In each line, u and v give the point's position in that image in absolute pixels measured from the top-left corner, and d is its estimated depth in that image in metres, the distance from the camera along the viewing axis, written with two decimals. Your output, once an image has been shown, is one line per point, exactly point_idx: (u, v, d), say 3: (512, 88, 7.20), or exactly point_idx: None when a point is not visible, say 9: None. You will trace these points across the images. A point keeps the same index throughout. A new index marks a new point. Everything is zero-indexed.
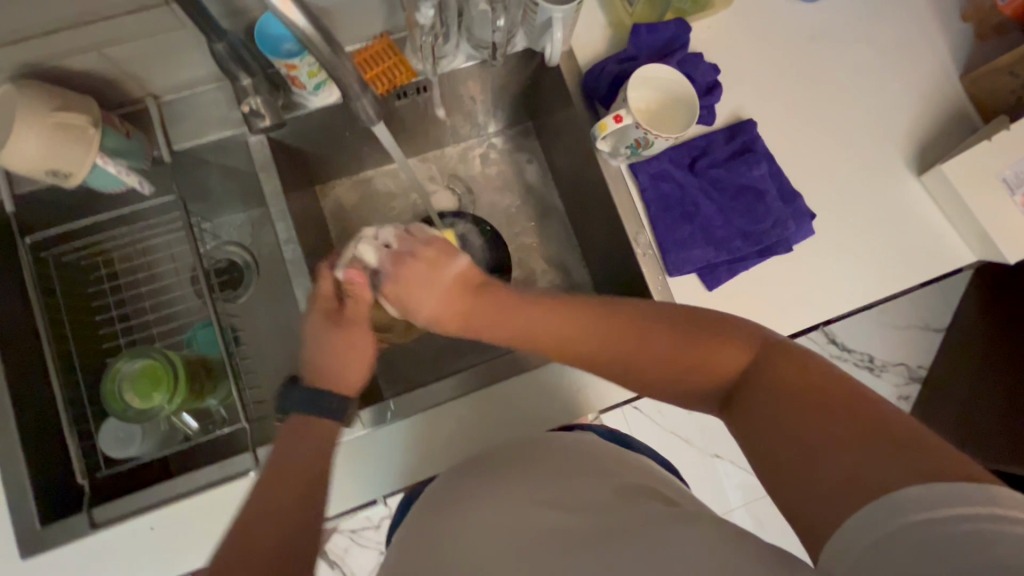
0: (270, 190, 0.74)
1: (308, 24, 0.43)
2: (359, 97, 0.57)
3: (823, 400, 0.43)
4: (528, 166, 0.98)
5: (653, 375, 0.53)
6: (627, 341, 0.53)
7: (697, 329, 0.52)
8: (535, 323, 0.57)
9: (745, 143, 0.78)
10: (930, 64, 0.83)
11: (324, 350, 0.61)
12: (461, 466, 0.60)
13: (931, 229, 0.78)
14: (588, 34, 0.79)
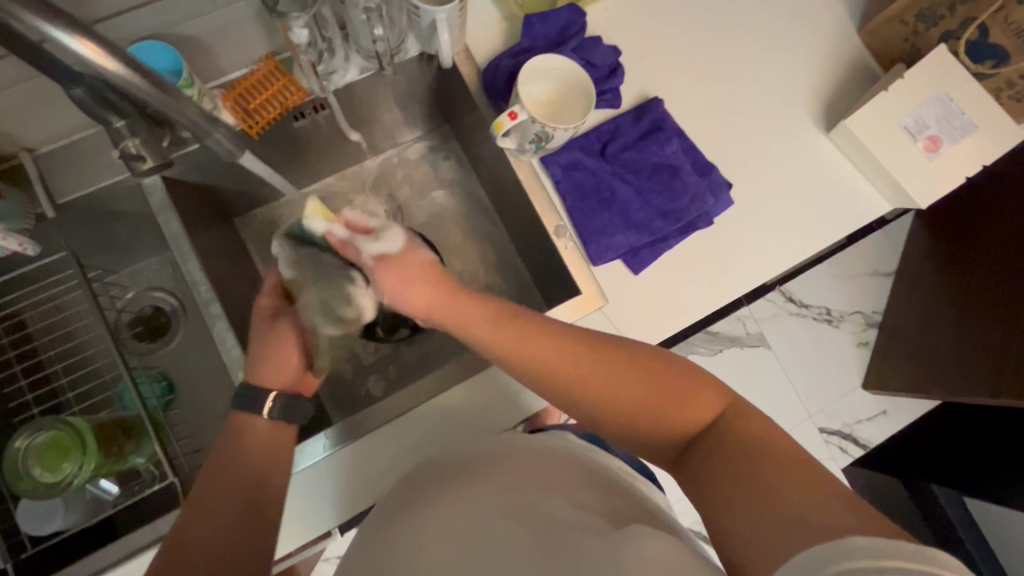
0: (172, 233, 0.71)
1: (123, 70, 0.42)
2: (212, 133, 0.54)
3: (777, 457, 0.44)
4: (446, 163, 0.95)
5: (622, 410, 0.51)
6: (609, 385, 0.51)
7: (692, 378, 0.51)
8: (523, 346, 0.55)
9: (654, 122, 0.77)
10: (827, 20, 0.83)
11: (261, 343, 0.65)
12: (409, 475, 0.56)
13: (847, 184, 0.79)
14: (483, 30, 0.77)
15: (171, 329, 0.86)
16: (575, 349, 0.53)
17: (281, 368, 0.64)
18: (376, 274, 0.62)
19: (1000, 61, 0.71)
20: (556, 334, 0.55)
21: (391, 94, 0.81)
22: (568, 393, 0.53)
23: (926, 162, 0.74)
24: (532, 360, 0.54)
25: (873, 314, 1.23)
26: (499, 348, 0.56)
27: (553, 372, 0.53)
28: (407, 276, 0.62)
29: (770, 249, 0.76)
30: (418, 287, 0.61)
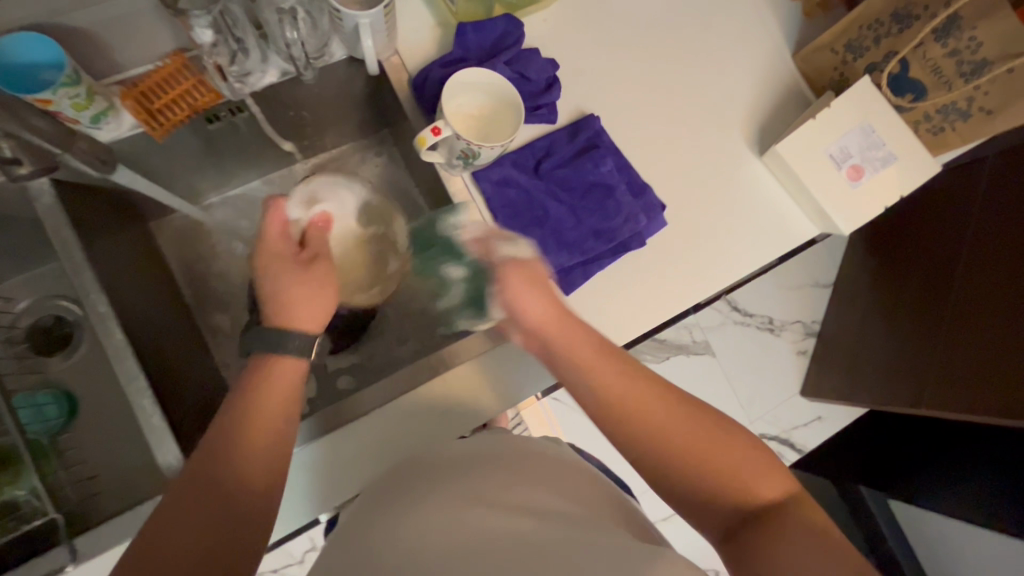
0: (62, 242, 0.65)
1: None
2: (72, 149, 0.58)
3: (836, 555, 0.41)
4: (376, 160, 0.92)
5: (687, 464, 0.48)
6: (679, 431, 0.49)
7: (760, 455, 0.49)
8: (608, 377, 0.53)
9: (589, 139, 0.76)
10: (763, 44, 0.84)
11: (282, 282, 0.59)
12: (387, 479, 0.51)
13: (777, 209, 0.80)
14: (416, 36, 0.74)
15: (73, 341, 0.79)
16: (656, 391, 0.52)
17: (318, 302, 0.59)
18: (505, 265, 0.63)
19: (918, 95, 0.73)
20: (643, 374, 0.53)
21: (316, 99, 0.77)
22: (625, 420, 0.51)
23: (849, 190, 0.76)
24: (611, 387, 0.53)
25: (812, 324, 1.35)
26: (578, 363, 0.55)
27: (628, 404, 0.51)
28: (535, 283, 0.62)
29: (702, 271, 0.77)
30: (532, 301, 0.61)
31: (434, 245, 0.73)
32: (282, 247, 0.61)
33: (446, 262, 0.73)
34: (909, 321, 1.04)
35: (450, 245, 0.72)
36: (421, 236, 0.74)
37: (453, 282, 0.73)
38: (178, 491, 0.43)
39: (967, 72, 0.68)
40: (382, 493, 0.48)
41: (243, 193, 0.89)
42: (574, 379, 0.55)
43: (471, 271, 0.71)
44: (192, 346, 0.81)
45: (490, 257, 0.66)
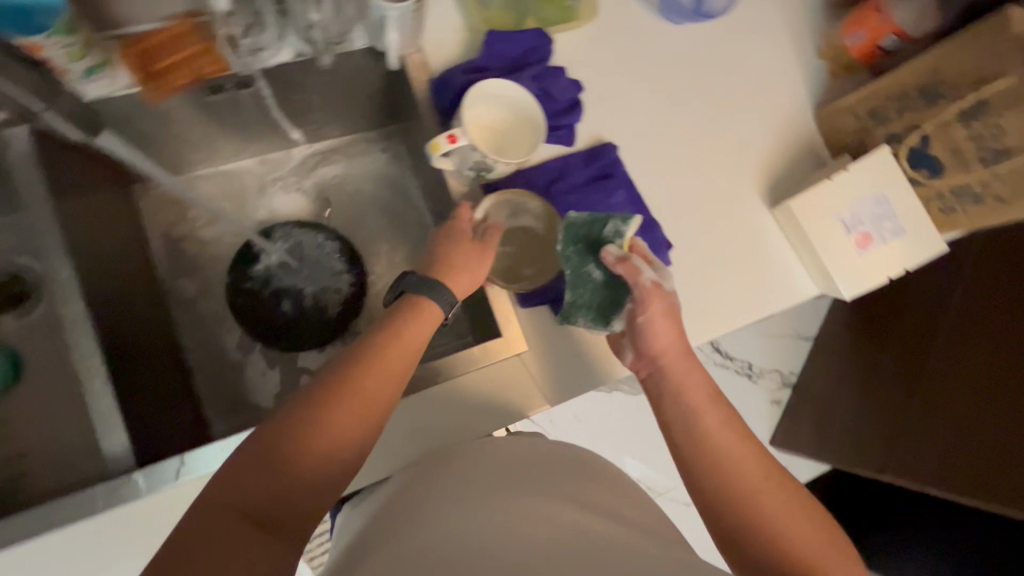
0: (32, 197, 0.60)
1: None
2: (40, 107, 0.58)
3: None
4: (381, 156, 0.89)
5: (769, 529, 0.49)
6: (758, 478, 0.52)
7: (840, 546, 0.49)
8: (711, 425, 0.54)
9: (603, 168, 0.74)
10: (788, 96, 0.83)
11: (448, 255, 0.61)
12: (431, 484, 0.57)
13: (781, 264, 0.79)
14: (442, 36, 0.71)
15: (30, 300, 0.72)
16: (754, 452, 0.53)
17: (472, 273, 0.62)
18: (650, 293, 0.58)
19: (933, 171, 0.73)
20: (738, 422, 0.55)
21: (328, 86, 0.73)
22: (707, 455, 0.53)
23: (855, 257, 0.75)
24: (708, 426, 0.54)
25: (788, 374, 1.34)
26: (678, 394, 0.57)
27: (718, 444, 0.53)
28: (670, 314, 0.59)
29: (699, 317, 0.75)
30: (665, 329, 0.58)
31: (581, 243, 0.61)
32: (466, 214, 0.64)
33: (587, 262, 0.61)
34: (891, 386, 1.08)
35: (600, 248, 0.61)
36: (571, 232, 0.61)
37: (587, 284, 0.61)
38: (270, 433, 0.46)
39: (987, 157, 0.68)
40: (414, 498, 0.56)
41: (237, 170, 0.85)
42: (672, 409, 0.56)
43: (606, 281, 0.61)
44: (160, 323, 0.76)
45: (636, 278, 0.59)
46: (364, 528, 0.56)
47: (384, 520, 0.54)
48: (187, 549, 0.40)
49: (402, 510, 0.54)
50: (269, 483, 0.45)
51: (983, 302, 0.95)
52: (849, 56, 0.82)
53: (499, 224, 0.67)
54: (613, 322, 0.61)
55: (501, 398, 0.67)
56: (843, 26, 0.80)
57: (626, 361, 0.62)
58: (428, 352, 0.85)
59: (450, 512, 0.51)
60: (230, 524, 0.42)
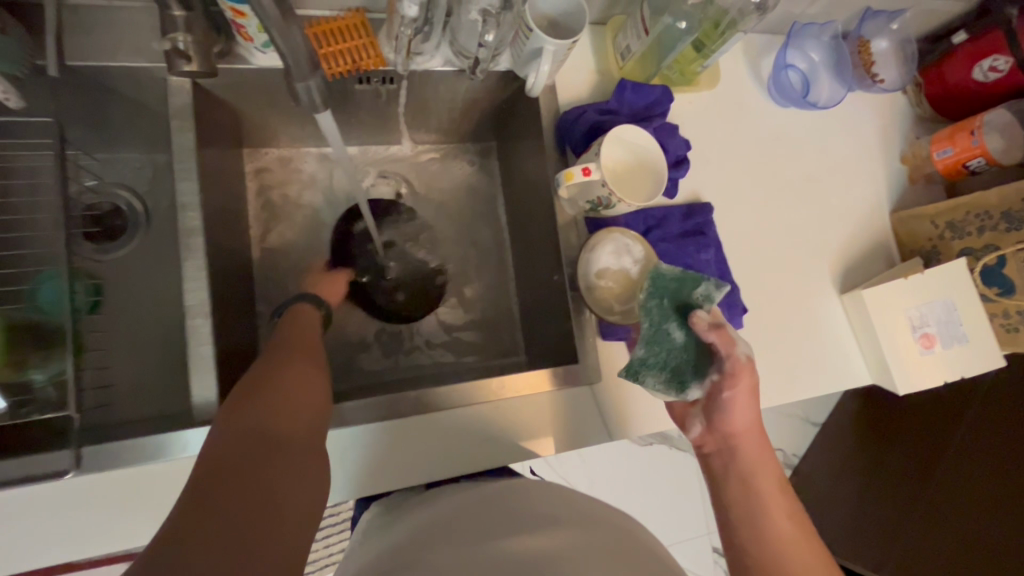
0: (180, 141, 0.63)
1: None
2: (306, 77, 0.51)
3: None
4: (475, 168, 0.92)
5: None
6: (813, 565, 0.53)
7: None
8: (770, 505, 0.57)
9: (698, 225, 0.78)
10: (872, 192, 0.88)
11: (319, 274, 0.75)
12: (485, 501, 0.59)
13: (840, 348, 0.82)
14: (574, 75, 0.76)
15: (125, 236, 0.75)
16: (811, 537, 0.55)
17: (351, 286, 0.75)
18: (740, 370, 0.60)
19: (1005, 291, 0.78)
20: (801, 513, 0.57)
21: (458, 97, 0.78)
22: (777, 551, 0.54)
23: (919, 356, 0.78)
24: (776, 515, 0.56)
25: (792, 456, 1.37)
26: (754, 486, 0.58)
27: (789, 543, 0.54)
28: (751, 394, 0.61)
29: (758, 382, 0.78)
30: (743, 410, 0.61)
31: (667, 298, 0.63)
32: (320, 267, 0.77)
33: (669, 321, 0.62)
34: (891, 488, 1.10)
35: (689, 310, 0.62)
36: (658, 282, 0.63)
37: (665, 343, 0.62)
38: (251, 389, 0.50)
39: None
40: (460, 517, 0.57)
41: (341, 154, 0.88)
42: (741, 492, 0.58)
43: (686, 344, 0.62)
44: (246, 285, 0.78)
45: (732, 351, 0.60)
46: (402, 540, 0.56)
47: (429, 535, 0.55)
48: (170, 521, 0.37)
49: (447, 531, 0.54)
50: (237, 442, 0.44)
51: (992, 434, 0.95)
52: (932, 167, 0.86)
53: (603, 257, 0.71)
54: (687, 391, 0.61)
55: (565, 419, 0.71)
56: (932, 140, 0.85)
57: (690, 434, 0.64)
58: (485, 363, 0.86)
59: (500, 533, 0.52)
60: (209, 491, 0.39)
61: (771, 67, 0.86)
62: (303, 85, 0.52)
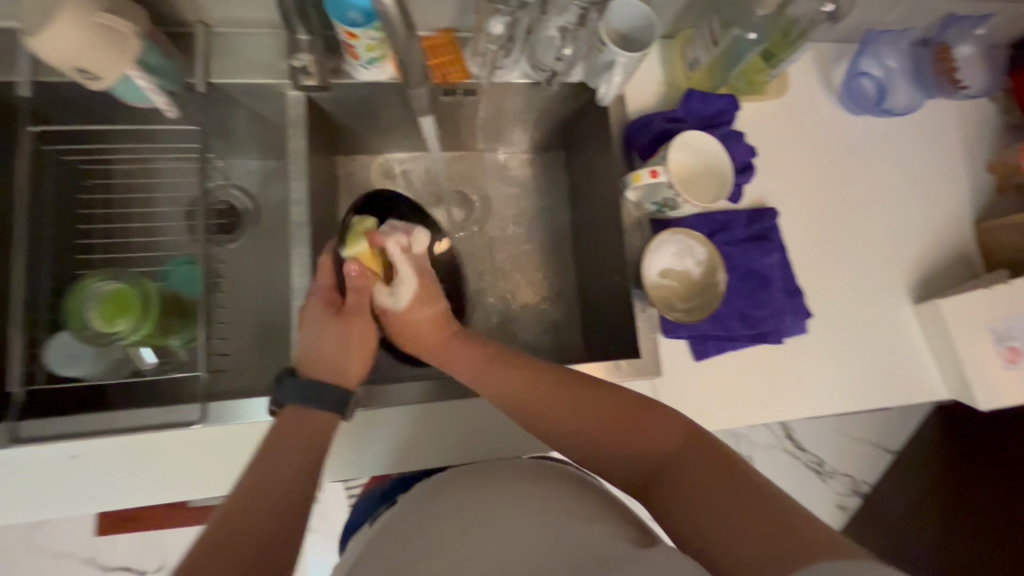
0: (295, 147, 0.73)
1: None
2: (418, 85, 0.56)
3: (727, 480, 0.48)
4: (543, 174, 0.97)
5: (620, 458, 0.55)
6: (594, 421, 0.56)
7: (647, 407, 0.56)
8: (528, 395, 0.59)
9: (763, 229, 0.79)
10: (951, 200, 0.85)
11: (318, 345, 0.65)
12: (427, 490, 0.57)
13: (913, 359, 0.80)
14: (643, 85, 0.81)
15: (236, 229, 0.84)
16: (547, 386, 0.59)
17: (363, 355, 0.67)
18: (394, 314, 0.68)
19: None
20: (541, 375, 0.60)
21: (532, 107, 0.84)
22: (572, 432, 0.57)
23: (1002, 370, 0.75)
24: (554, 411, 0.58)
25: (860, 483, 1.38)
26: (543, 412, 0.58)
27: (605, 441, 0.56)
28: (433, 321, 0.68)
29: (823, 386, 0.78)
30: (423, 331, 0.68)
31: None
32: (328, 297, 0.68)
33: None
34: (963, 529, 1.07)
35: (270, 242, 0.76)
36: None
37: None
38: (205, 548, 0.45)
39: None
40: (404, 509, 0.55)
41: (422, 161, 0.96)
42: (520, 401, 0.60)
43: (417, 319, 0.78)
44: None
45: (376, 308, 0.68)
46: (378, 529, 0.55)
47: (409, 515, 0.53)
48: None
49: (427, 507, 0.53)
50: None
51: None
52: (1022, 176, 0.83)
53: (666, 258, 0.74)
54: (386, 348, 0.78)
55: None
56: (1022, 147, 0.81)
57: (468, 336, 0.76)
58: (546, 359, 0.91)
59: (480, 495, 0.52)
60: None
61: (844, 75, 0.86)
62: (414, 92, 0.58)
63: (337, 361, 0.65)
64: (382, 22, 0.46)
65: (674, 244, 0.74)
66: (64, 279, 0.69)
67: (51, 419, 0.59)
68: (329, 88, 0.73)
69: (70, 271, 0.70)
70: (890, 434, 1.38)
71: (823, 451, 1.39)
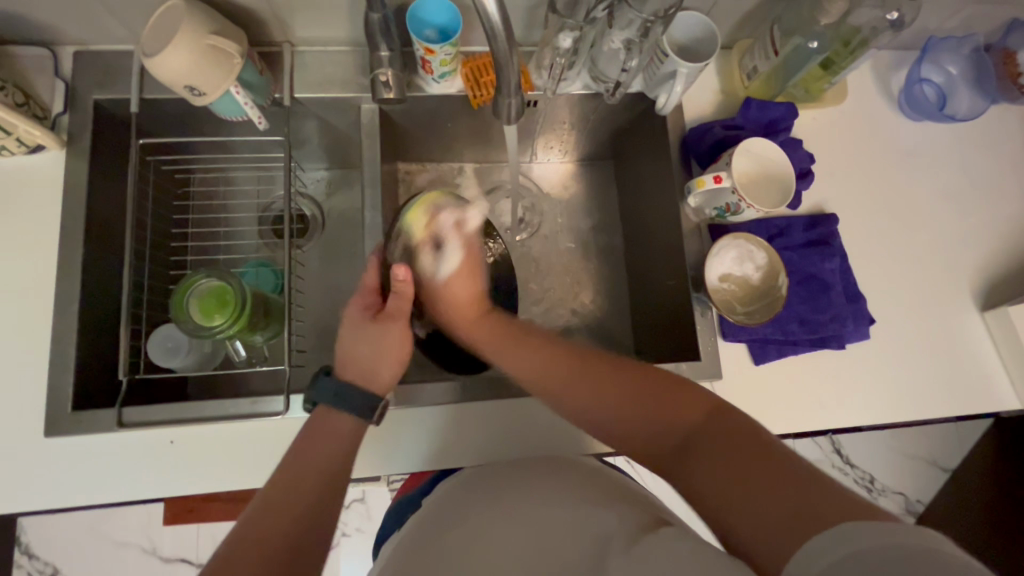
0: (369, 156, 0.77)
1: (496, 12, 0.45)
2: (510, 95, 0.60)
3: (752, 450, 0.46)
4: (596, 183, 0.99)
5: (641, 431, 0.54)
6: (612, 396, 0.56)
7: (666, 383, 0.56)
8: (548, 374, 0.61)
9: (823, 235, 0.79)
10: (1017, 207, 0.84)
11: (352, 347, 0.66)
12: (461, 484, 0.58)
13: (982, 366, 0.78)
14: (700, 94, 0.83)
15: (308, 234, 0.89)
16: (567, 365, 0.60)
17: (393, 363, 0.66)
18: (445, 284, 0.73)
19: None
20: (555, 356, 0.62)
21: (589, 117, 0.87)
22: (591, 409, 0.58)
23: None
24: (568, 390, 0.59)
25: (915, 502, 1.33)
26: (553, 387, 0.60)
27: (617, 412, 0.56)
28: (473, 278, 0.74)
29: (887, 393, 0.77)
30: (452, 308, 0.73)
31: None
32: (368, 300, 0.70)
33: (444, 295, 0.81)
34: None
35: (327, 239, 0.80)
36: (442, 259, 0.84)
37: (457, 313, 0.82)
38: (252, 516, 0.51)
39: None
40: (436, 507, 0.56)
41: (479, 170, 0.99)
42: (537, 382, 0.62)
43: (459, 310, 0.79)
44: None
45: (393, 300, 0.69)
46: (413, 521, 0.55)
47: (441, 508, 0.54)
48: None
49: (463, 498, 0.54)
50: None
51: None
52: None
53: (726, 263, 0.75)
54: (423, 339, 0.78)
55: None
56: None
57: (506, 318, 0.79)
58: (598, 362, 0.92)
59: (489, 507, 0.52)
60: None
61: (903, 82, 0.87)
62: (504, 100, 0.61)
63: (369, 363, 0.65)
64: (488, 39, 0.50)
65: (736, 248, 0.75)
66: (160, 277, 0.74)
67: (153, 407, 0.65)
68: (403, 101, 0.77)
69: (165, 271, 0.76)
70: (946, 450, 1.35)
71: (874, 467, 1.35)
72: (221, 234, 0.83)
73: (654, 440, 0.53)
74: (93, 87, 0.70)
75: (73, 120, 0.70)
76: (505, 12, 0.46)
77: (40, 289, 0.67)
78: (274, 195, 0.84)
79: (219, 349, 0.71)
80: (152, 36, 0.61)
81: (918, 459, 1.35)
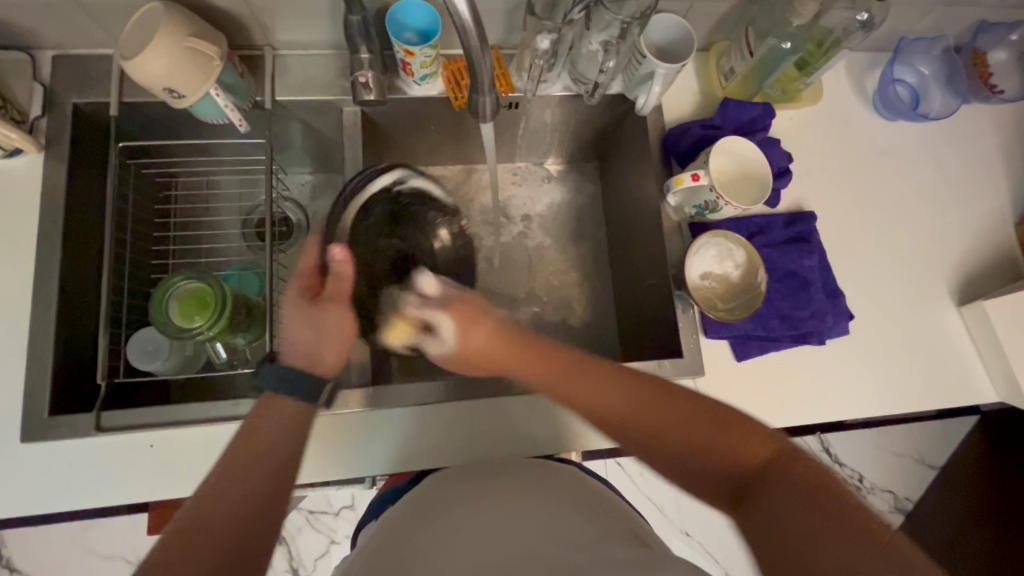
0: (351, 157, 0.78)
1: (465, 10, 0.46)
2: (484, 94, 0.60)
3: (824, 501, 0.46)
4: (580, 184, 1.00)
5: (688, 459, 0.52)
6: (667, 416, 0.54)
7: (717, 411, 0.54)
8: (601, 392, 0.56)
9: (801, 232, 0.81)
10: (990, 203, 0.86)
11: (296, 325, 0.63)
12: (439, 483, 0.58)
13: (959, 359, 0.80)
14: (679, 95, 0.84)
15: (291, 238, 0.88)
16: (616, 381, 0.56)
17: (339, 345, 0.63)
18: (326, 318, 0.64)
19: None
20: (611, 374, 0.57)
21: (571, 119, 0.88)
22: (638, 427, 0.54)
23: None
24: (611, 404, 0.55)
25: (903, 499, 1.35)
26: (603, 405, 0.56)
27: (659, 428, 0.54)
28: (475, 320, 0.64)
29: (866, 388, 0.78)
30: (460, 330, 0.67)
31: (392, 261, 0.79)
32: (305, 283, 0.65)
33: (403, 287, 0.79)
34: None
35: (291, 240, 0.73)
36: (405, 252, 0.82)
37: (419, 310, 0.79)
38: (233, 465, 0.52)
39: None
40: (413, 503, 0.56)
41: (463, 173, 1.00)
42: (581, 401, 0.57)
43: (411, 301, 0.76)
44: None
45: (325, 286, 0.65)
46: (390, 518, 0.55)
47: (419, 505, 0.55)
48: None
49: (438, 498, 0.55)
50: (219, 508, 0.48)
51: None
52: None
53: (706, 261, 0.76)
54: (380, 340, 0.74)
55: None
56: None
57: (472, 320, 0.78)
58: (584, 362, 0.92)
59: (452, 511, 0.51)
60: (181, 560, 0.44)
61: (877, 82, 0.88)
62: (478, 98, 0.61)
63: (310, 341, 0.62)
64: (459, 37, 0.50)
65: (714, 247, 0.76)
66: (140, 281, 0.74)
67: (130, 410, 0.64)
68: (385, 104, 0.78)
69: (145, 275, 0.75)
70: (933, 449, 1.36)
71: (863, 466, 1.36)
72: (203, 238, 0.83)
73: (703, 469, 0.52)
74: (73, 91, 0.70)
75: (53, 124, 0.70)
76: (475, 10, 0.47)
77: (18, 294, 0.67)
78: (258, 199, 0.84)
79: (199, 352, 0.70)
80: (130, 39, 0.61)
81: (906, 457, 1.36)
